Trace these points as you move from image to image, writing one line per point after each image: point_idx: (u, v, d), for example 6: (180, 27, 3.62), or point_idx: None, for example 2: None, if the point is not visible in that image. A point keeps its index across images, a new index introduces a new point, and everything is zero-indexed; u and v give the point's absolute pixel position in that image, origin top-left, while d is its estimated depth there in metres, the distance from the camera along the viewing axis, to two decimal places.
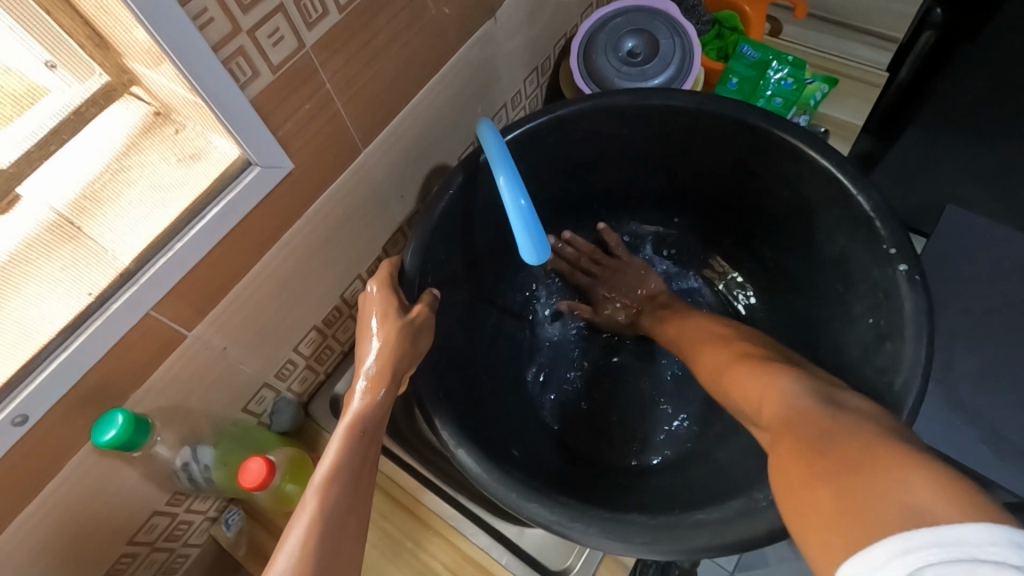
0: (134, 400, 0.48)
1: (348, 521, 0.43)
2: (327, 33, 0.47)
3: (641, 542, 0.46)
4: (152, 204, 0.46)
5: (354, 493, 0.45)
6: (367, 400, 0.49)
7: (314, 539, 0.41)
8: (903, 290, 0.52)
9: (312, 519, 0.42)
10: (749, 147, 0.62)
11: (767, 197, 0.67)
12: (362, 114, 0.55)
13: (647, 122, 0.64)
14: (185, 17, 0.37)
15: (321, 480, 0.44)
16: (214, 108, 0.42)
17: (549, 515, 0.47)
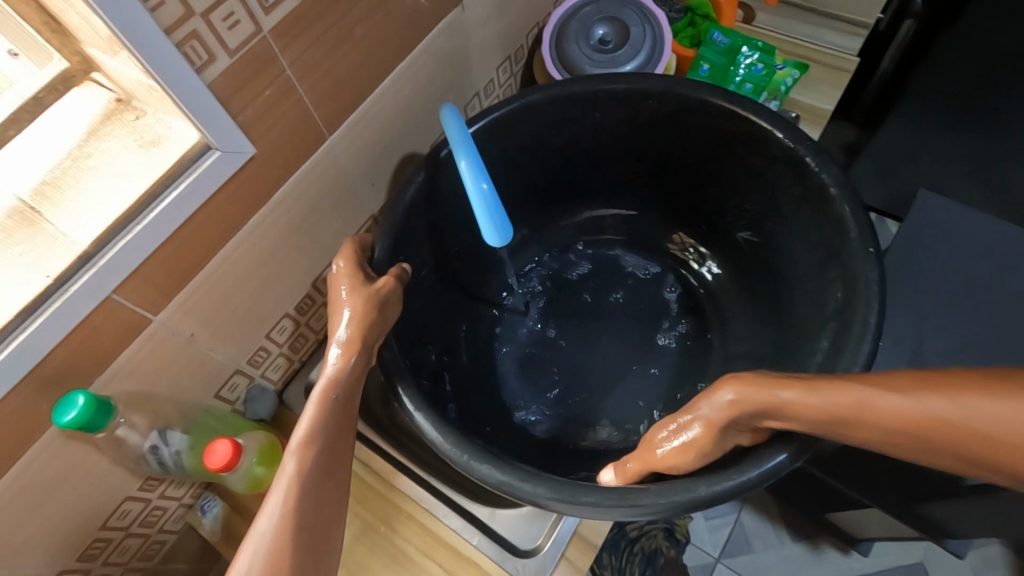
0: (100, 385, 0.49)
1: (327, 485, 0.45)
2: (285, 18, 0.47)
3: (588, 501, 0.46)
4: (111, 189, 0.45)
5: (333, 458, 0.46)
6: (340, 366, 0.49)
7: (295, 501, 0.43)
8: (859, 260, 0.53)
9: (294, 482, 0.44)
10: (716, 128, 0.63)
11: (733, 177, 0.68)
12: (325, 100, 0.55)
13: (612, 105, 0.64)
14: (136, 2, 0.37)
15: (299, 444, 0.46)
16: (171, 93, 0.42)
17: (504, 476, 0.47)
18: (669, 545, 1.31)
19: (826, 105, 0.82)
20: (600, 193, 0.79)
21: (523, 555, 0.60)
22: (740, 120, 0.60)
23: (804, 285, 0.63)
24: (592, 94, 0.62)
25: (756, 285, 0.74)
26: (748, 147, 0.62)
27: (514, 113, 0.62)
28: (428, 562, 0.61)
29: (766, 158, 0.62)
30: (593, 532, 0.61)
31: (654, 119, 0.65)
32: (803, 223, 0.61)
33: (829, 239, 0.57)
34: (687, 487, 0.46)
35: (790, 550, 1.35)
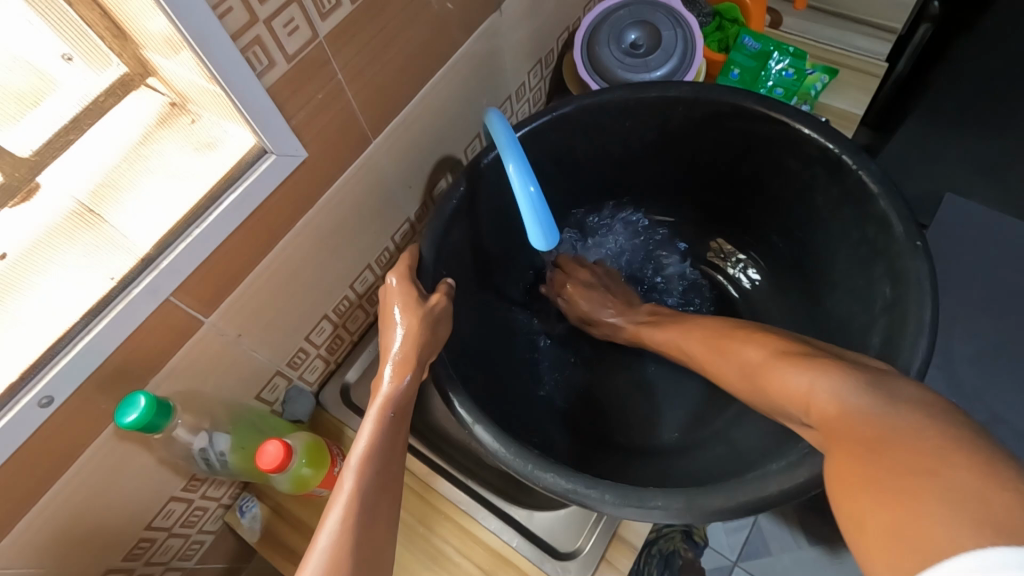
0: (153, 384, 0.49)
1: (382, 503, 0.46)
2: (339, 24, 0.48)
3: (657, 506, 0.47)
4: (169, 191, 0.47)
5: (389, 476, 0.47)
6: (395, 384, 0.51)
7: (353, 517, 0.44)
8: (907, 258, 0.53)
9: (352, 499, 0.45)
10: (753, 134, 0.63)
11: (769, 183, 0.68)
12: (371, 105, 0.56)
13: (647, 116, 0.65)
14: (206, 8, 0.37)
15: (357, 461, 0.46)
16: (233, 97, 0.42)
17: (566, 486, 0.48)
18: (687, 548, 1.32)
19: (857, 109, 0.82)
20: (634, 203, 0.80)
21: (562, 556, 0.60)
22: (777, 126, 0.61)
23: (846, 289, 0.63)
24: (628, 103, 0.63)
25: (796, 289, 0.74)
26: (786, 153, 0.63)
27: (552, 125, 0.63)
28: (467, 563, 0.61)
29: (804, 162, 0.62)
30: (631, 534, 0.61)
31: (688, 129, 0.66)
32: (845, 225, 0.61)
33: (874, 242, 0.57)
34: (758, 486, 0.47)
35: (808, 553, 1.35)
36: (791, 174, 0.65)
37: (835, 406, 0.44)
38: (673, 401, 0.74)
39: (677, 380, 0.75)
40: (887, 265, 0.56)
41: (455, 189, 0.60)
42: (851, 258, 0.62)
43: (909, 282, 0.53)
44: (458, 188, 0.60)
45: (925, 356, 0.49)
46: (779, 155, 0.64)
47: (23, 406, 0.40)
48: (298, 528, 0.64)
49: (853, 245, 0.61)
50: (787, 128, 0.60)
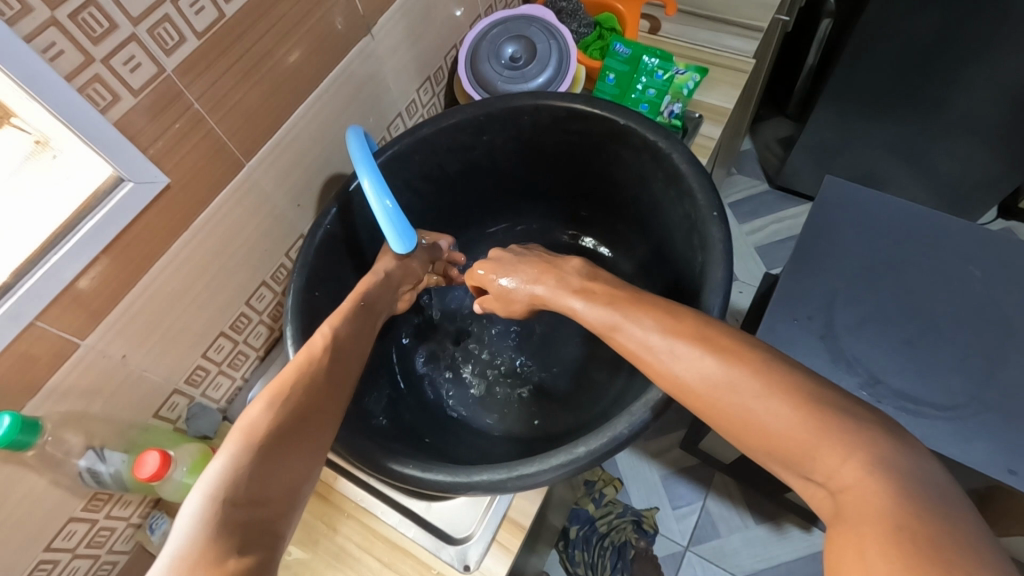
0: (34, 407, 0.51)
1: (318, 412, 0.49)
2: (187, 57, 0.52)
3: (481, 481, 0.53)
4: (29, 225, 0.49)
5: (321, 390, 0.51)
6: (308, 364, 0.52)
7: (243, 465, 0.42)
8: (710, 226, 0.59)
9: (281, 394, 0.48)
10: (591, 131, 0.70)
11: (612, 176, 0.75)
12: (239, 130, 0.60)
13: (493, 126, 0.72)
14: (34, 54, 0.41)
15: (293, 375, 0.51)
16: (78, 133, 0.46)
17: (444, 479, 0.54)
18: (638, 537, 1.36)
19: (726, 103, 0.88)
20: (502, 207, 0.87)
21: (456, 542, 0.63)
22: (602, 120, 0.68)
23: (679, 262, 0.69)
24: (478, 119, 0.70)
25: (646, 266, 0.79)
26: (618, 143, 0.69)
27: (409, 145, 0.69)
28: (368, 557, 0.64)
29: (634, 152, 0.69)
30: (523, 515, 0.64)
31: (538, 133, 0.73)
32: (673, 209, 0.68)
33: (691, 216, 0.64)
34: (567, 452, 0.52)
35: (755, 532, 1.39)
36: (629, 168, 0.72)
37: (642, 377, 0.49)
38: (560, 383, 0.78)
39: (565, 369, 0.79)
40: (699, 241, 0.62)
41: (324, 216, 0.66)
42: (679, 234, 0.68)
43: (712, 250, 0.59)
44: (328, 215, 0.66)
45: (723, 309, 0.54)
46: (615, 148, 0.71)
47: None
48: None
49: (678, 225, 0.68)
50: (613, 121, 0.67)
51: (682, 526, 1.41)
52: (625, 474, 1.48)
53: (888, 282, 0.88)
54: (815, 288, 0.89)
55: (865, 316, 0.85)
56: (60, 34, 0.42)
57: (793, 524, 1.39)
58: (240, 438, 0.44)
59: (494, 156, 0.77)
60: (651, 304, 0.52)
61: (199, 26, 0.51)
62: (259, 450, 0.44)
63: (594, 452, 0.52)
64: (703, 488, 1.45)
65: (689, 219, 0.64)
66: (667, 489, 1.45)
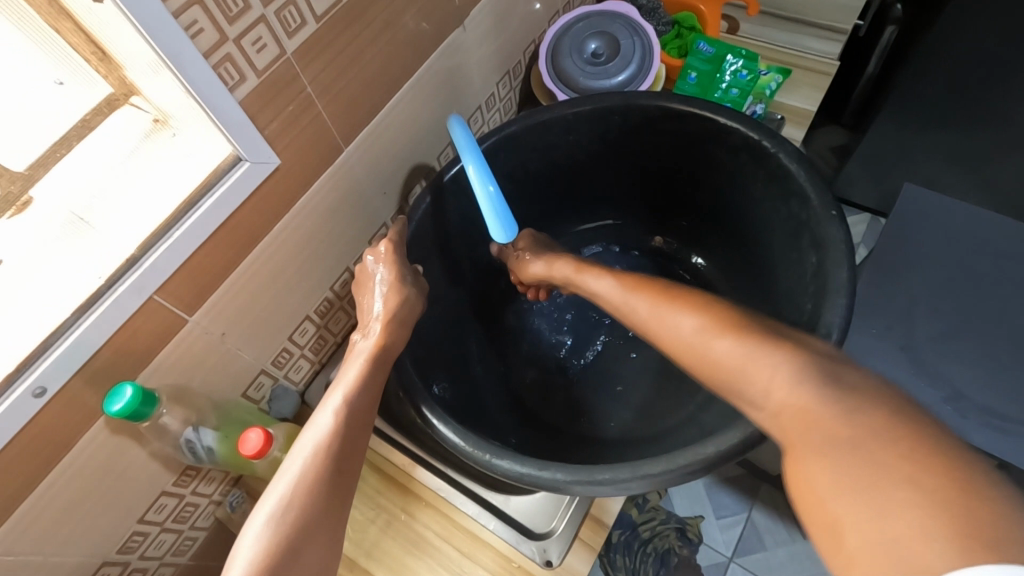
0: (142, 378, 0.53)
1: (326, 527, 0.46)
2: (305, 41, 0.52)
3: (604, 479, 0.51)
4: (149, 200, 0.50)
5: (352, 438, 0.51)
6: (342, 408, 0.52)
7: (282, 533, 0.44)
8: (825, 223, 0.58)
9: (287, 502, 0.46)
10: (686, 129, 0.69)
11: (704, 176, 0.74)
12: (341, 115, 0.60)
13: (581, 126, 0.72)
14: (178, 30, 0.42)
15: (299, 479, 0.47)
16: (208, 111, 0.47)
17: (561, 477, 0.52)
18: (681, 545, 1.35)
19: (809, 106, 0.87)
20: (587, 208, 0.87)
21: (537, 537, 0.63)
22: (699, 118, 0.67)
23: (782, 261, 0.69)
24: (570, 118, 0.70)
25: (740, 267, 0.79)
26: (716, 143, 0.69)
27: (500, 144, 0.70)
28: (447, 547, 0.64)
29: (730, 150, 0.68)
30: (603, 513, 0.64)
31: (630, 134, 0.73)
32: (775, 208, 0.67)
33: (798, 215, 0.63)
34: (696, 449, 0.51)
35: (802, 546, 1.36)
36: (725, 169, 0.71)
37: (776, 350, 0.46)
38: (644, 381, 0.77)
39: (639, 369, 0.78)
40: (813, 239, 0.60)
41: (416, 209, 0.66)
42: (784, 232, 0.66)
43: (828, 248, 0.58)
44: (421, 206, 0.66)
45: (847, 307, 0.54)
46: (710, 147, 0.70)
47: (19, 395, 0.43)
48: None
49: (781, 223, 0.67)
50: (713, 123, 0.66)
51: (727, 537, 1.38)
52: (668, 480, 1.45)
53: (972, 295, 0.85)
54: (891, 300, 0.86)
55: (949, 329, 0.83)
56: (202, 13, 0.43)
57: None
58: (244, 570, 0.43)
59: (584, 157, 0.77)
60: (739, 318, 0.49)
61: (319, 10, 0.52)
62: (296, 516, 0.45)
63: (717, 451, 0.51)
64: (748, 499, 1.42)
65: (795, 217, 0.63)
66: (712, 498, 1.43)
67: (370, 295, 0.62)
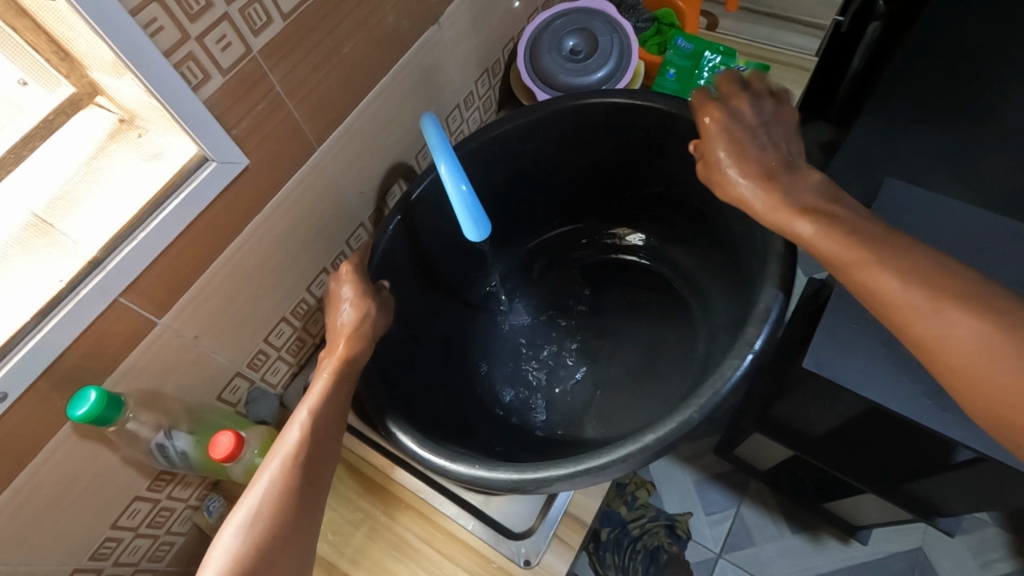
0: (111, 382, 0.52)
1: (290, 539, 0.48)
2: (272, 39, 0.51)
3: (557, 476, 0.51)
4: (115, 200, 0.50)
5: (317, 449, 0.52)
6: (308, 418, 0.53)
7: (246, 547, 0.46)
8: None
9: (252, 518, 0.48)
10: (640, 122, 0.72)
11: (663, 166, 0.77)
12: (313, 114, 0.59)
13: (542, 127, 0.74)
14: (137, 28, 0.41)
15: (263, 494, 0.49)
16: (171, 111, 0.46)
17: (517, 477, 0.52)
18: (671, 542, 1.34)
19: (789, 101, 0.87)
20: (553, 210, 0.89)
21: (516, 537, 0.62)
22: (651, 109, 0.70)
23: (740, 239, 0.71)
24: (529, 122, 0.73)
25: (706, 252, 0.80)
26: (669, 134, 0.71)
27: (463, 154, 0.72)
28: (426, 548, 0.63)
29: (683, 138, 0.70)
30: (583, 511, 0.64)
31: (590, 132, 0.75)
32: None
33: None
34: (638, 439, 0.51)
35: (790, 541, 1.37)
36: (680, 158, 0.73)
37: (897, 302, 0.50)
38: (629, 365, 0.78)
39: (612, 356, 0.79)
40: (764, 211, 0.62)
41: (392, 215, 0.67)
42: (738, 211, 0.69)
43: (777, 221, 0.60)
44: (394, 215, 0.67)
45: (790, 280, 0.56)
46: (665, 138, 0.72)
47: None
48: None
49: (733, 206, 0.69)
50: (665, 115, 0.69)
51: (715, 533, 1.39)
52: (658, 477, 1.46)
53: None
54: None
55: None
56: (161, 10, 0.42)
57: (830, 536, 1.36)
58: None
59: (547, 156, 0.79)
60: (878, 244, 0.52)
61: (286, 7, 0.51)
62: (259, 531, 0.47)
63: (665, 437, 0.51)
64: (737, 495, 1.42)
65: None
66: (700, 494, 1.43)
67: (335, 309, 0.60)
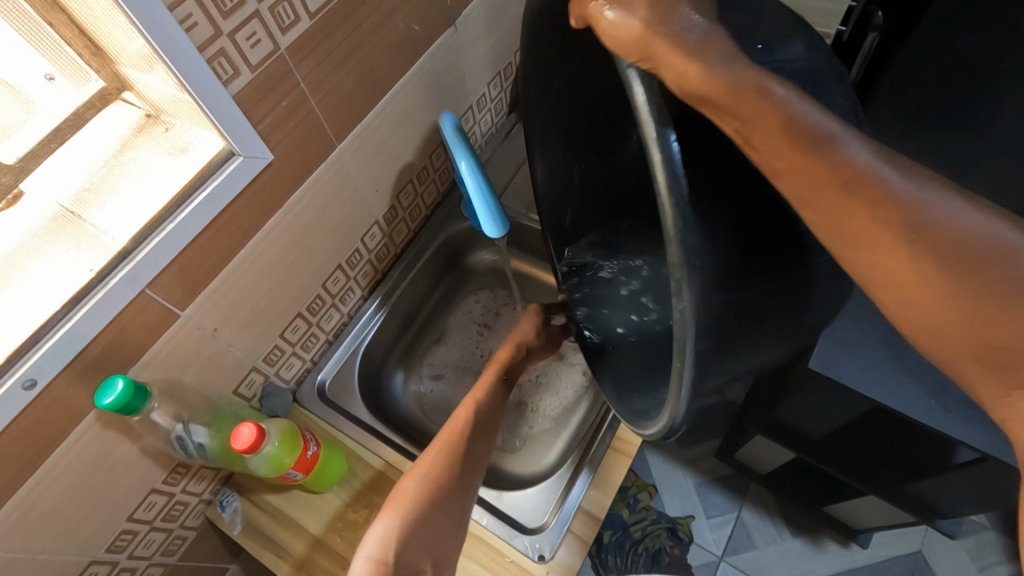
0: (134, 373, 0.52)
1: (453, 493, 0.58)
2: (299, 37, 0.53)
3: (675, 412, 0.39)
4: (141, 194, 0.50)
5: (483, 426, 0.64)
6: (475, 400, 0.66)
7: (421, 487, 0.57)
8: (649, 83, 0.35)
9: (423, 465, 0.59)
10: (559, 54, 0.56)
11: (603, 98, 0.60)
12: (334, 112, 0.60)
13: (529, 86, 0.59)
14: (172, 20, 0.42)
15: (434, 449, 0.60)
16: (201, 104, 0.47)
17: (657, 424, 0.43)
18: (672, 545, 1.35)
19: None
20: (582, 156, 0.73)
21: (530, 532, 0.63)
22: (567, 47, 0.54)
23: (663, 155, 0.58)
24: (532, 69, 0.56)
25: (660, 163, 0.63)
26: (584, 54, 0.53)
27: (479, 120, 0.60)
28: None
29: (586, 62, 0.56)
30: (597, 508, 0.64)
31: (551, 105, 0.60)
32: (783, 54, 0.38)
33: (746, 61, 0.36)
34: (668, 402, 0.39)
35: (791, 545, 1.37)
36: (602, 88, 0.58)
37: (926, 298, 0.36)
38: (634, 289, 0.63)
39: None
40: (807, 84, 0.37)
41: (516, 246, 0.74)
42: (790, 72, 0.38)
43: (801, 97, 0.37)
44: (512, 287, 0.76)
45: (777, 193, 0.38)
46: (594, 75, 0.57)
47: (8, 388, 0.43)
48: (274, 516, 0.66)
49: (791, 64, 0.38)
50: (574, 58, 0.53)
51: (716, 536, 1.39)
52: (659, 479, 1.46)
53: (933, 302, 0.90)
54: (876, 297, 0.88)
55: None
56: (195, 6, 0.43)
57: (830, 540, 1.37)
58: (389, 513, 0.55)
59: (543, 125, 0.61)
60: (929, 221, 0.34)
61: (313, 7, 0.52)
62: (435, 474, 0.58)
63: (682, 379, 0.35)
64: (738, 498, 1.43)
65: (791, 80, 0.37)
66: (702, 497, 1.44)
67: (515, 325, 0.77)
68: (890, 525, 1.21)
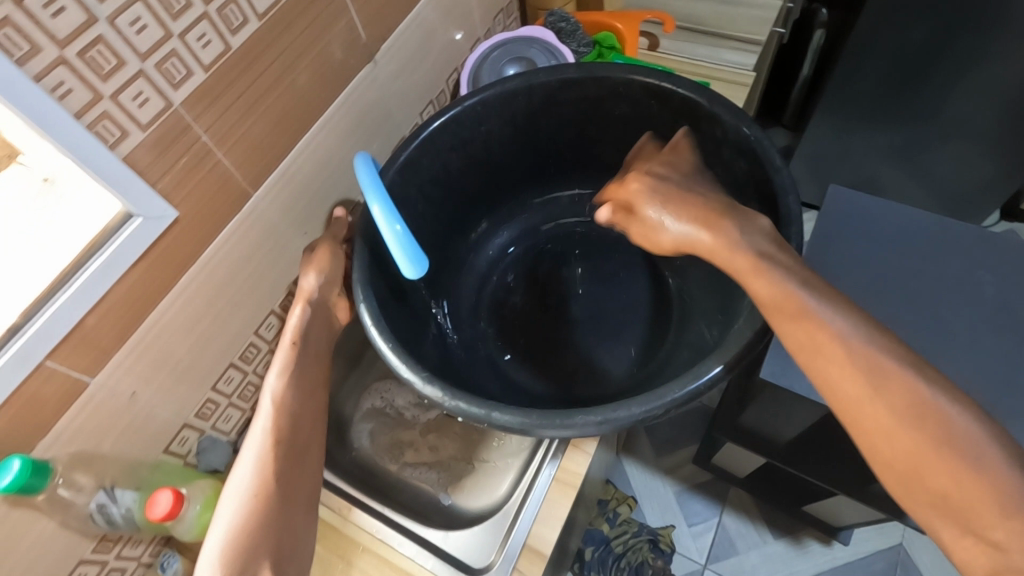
0: (44, 446, 0.51)
1: (271, 518, 0.52)
2: (195, 91, 0.52)
3: (571, 423, 0.49)
4: (24, 265, 0.49)
5: (301, 413, 0.59)
6: (279, 383, 0.59)
7: (254, 521, 0.51)
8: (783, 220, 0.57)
9: (243, 502, 0.52)
10: (612, 99, 0.70)
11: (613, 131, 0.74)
12: (246, 162, 0.59)
13: (561, 106, 0.72)
14: (42, 93, 0.41)
15: (255, 460, 0.55)
16: (88, 171, 0.46)
17: (524, 421, 0.50)
18: (656, 557, 1.34)
19: None
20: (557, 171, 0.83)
21: (476, 572, 0.63)
22: (661, 94, 0.66)
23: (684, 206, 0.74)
24: (541, 98, 0.70)
25: None
26: (614, 103, 0.70)
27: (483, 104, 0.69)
28: None
29: (626, 99, 0.69)
30: (543, 543, 0.63)
31: (568, 120, 0.74)
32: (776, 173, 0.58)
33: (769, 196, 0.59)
34: (648, 396, 0.49)
35: (774, 547, 1.36)
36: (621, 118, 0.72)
37: (881, 428, 0.45)
38: (523, 334, 0.76)
39: (549, 332, 0.75)
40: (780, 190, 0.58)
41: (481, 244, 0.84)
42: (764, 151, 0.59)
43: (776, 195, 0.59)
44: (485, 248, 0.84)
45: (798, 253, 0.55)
46: (616, 104, 0.70)
47: None
48: None
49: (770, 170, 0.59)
50: (599, 80, 0.67)
51: (698, 544, 1.38)
52: (639, 491, 1.45)
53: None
54: None
55: None
56: (68, 72, 0.42)
57: (812, 539, 1.36)
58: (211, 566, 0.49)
59: (554, 108, 0.72)
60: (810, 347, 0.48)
61: (206, 59, 0.51)
62: (268, 490, 0.53)
63: (637, 414, 0.49)
64: (718, 504, 1.42)
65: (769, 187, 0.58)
66: (682, 506, 1.42)
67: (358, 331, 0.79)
68: (867, 522, 1.21)
